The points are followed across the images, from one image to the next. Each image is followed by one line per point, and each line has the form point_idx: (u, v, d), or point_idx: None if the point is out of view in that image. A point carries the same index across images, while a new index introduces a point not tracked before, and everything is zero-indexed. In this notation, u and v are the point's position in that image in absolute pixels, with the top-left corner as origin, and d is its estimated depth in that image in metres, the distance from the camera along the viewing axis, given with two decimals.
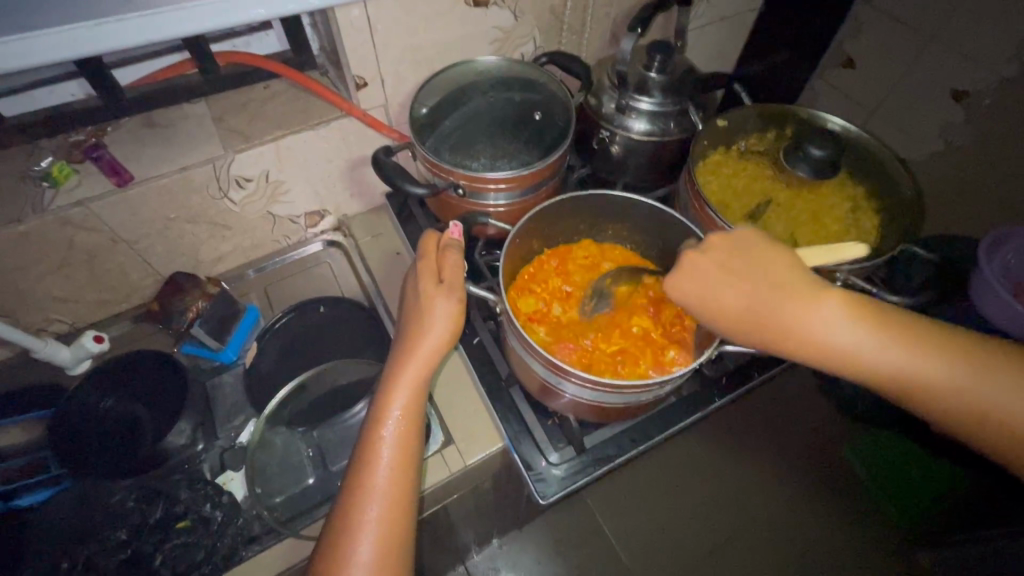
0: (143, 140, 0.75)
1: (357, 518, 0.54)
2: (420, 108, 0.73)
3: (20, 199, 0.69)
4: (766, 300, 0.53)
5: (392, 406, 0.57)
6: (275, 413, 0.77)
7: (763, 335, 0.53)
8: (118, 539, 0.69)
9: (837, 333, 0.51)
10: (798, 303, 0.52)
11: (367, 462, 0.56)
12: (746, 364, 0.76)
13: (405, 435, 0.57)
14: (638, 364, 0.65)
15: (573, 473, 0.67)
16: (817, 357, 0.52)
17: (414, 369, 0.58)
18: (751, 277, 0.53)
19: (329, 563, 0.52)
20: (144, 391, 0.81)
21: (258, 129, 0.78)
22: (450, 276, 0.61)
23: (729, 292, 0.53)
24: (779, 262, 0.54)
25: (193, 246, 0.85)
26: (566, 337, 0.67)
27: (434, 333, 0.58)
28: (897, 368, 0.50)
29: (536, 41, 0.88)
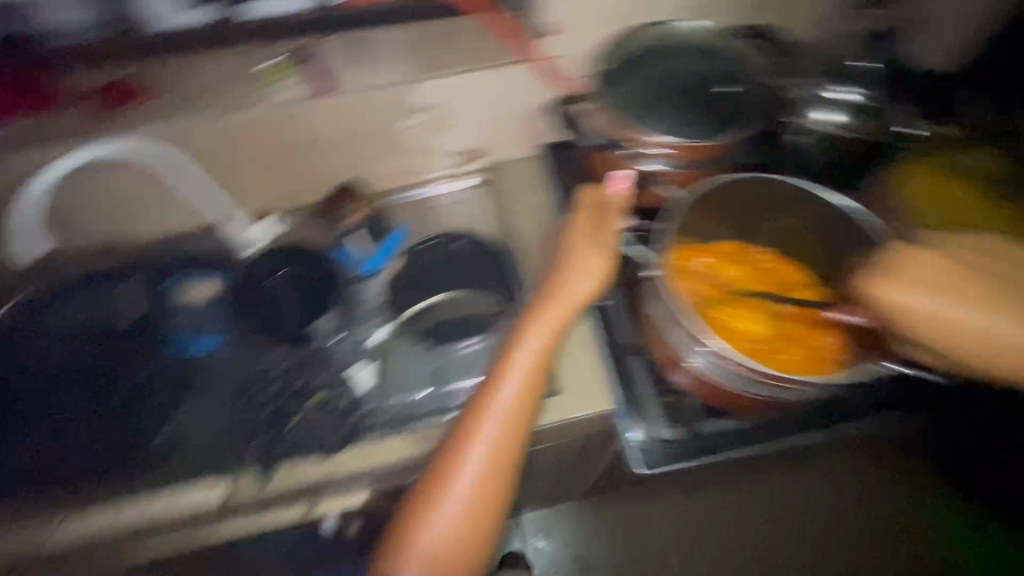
0: (351, 55, 0.84)
1: (480, 426, 0.59)
2: (604, 64, 0.74)
3: (248, 89, 0.80)
4: (959, 304, 0.58)
5: (530, 338, 0.62)
6: (407, 322, 0.88)
7: (946, 338, 0.58)
8: (270, 392, 0.81)
9: (1001, 329, 0.57)
10: (982, 309, 0.58)
11: (497, 380, 0.61)
12: (882, 397, 0.71)
13: (536, 368, 0.61)
14: (781, 352, 0.68)
15: (677, 455, 0.67)
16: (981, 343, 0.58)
17: (555, 311, 0.63)
18: (942, 284, 0.59)
19: (449, 456, 0.59)
20: (303, 280, 0.88)
21: (447, 60, 0.83)
22: (608, 229, 0.68)
23: (919, 291, 0.59)
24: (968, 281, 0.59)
25: (365, 159, 0.93)
26: (702, 285, 0.73)
27: (581, 278, 0.64)
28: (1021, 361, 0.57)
29: (729, 15, 0.84)
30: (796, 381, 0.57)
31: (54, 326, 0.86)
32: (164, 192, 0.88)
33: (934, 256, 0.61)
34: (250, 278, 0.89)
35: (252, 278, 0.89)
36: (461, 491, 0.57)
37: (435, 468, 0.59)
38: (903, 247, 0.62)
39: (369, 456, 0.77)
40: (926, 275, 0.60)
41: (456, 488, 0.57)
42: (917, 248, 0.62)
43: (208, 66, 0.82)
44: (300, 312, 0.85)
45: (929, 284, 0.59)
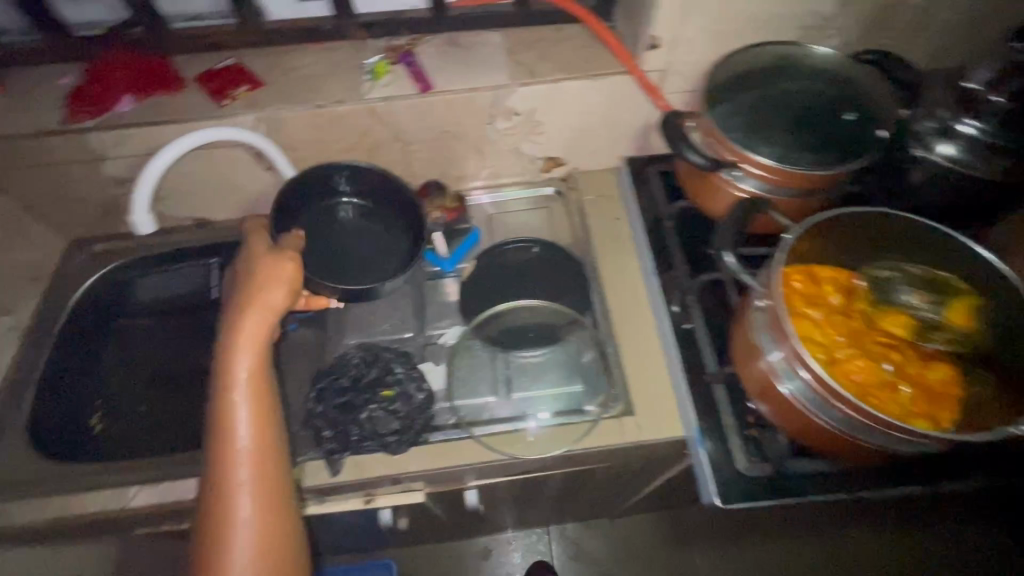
0: (448, 57, 0.84)
1: (242, 510, 0.59)
2: (718, 79, 0.70)
3: (346, 84, 0.81)
4: None
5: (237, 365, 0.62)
6: (479, 326, 0.86)
7: None
8: (337, 384, 0.79)
9: None
10: None
11: (223, 499, 0.59)
12: (994, 454, 0.66)
13: (246, 466, 0.60)
14: (907, 413, 0.56)
15: (765, 493, 0.63)
16: None
17: (251, 342, 0.63)
18: None
19: (216, 550, 0.58)
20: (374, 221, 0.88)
21: (544, 67, 0.82)
22: (274, 284, 0.65)
23: None
24: None
25: (447, 161, 0.93)
26: (826, 307, 0.63)
27: (251, 325, 0.63)
28: None
29: (851, 35, 0.79)
30: (896, 428, 0.52)
31: (144, 294, 0.96)
32: (259, 174, 0.90)
33: None
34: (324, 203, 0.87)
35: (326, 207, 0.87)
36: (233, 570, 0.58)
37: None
38: None
39: (433, 460, 0.74)
40: None
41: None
42: None
43: (311, 59, 0.83)
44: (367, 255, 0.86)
45: None
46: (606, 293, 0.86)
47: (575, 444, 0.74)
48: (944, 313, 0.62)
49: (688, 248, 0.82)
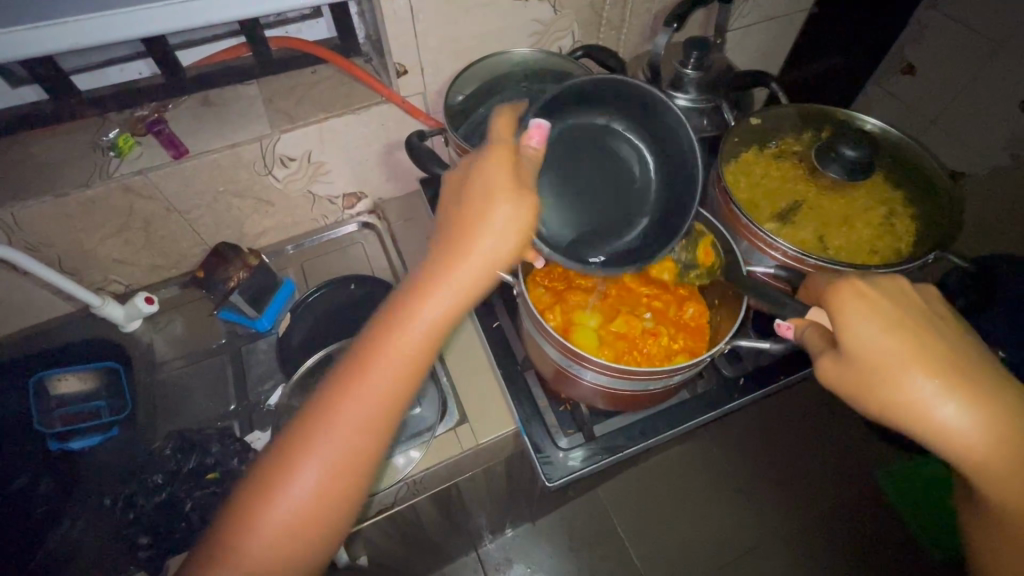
0: (200, 117, 0.80)
1: (317, 445, 0.49)
2: (455, 95, 0.77)
3: (89, 166, 0.75)
4: (897, 362, 0.47)
5: (442, 285, 0.51)
6: (302, 381, 0.80)
7: (871, 383, 0.48)
8: (155, 482, 0.73)
9: (933, 399, 0.46)
10: (913, 377, 0.47)
11: (304, 447, 0.48)
12: (765, 367, 0.75)
13: (347, 428, 0.49)
14: (670, 354, 0.66)
15: (585, 460, 0.69)
16: (888, 401, 0.48)
17: (453, 280, 0.51)
18: (900, 329, 0.48)
19: (272, 478, 0.48)
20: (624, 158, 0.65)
21: (305, 111, 0.82)
22: (495, 228, 0.50)
23: (870, 330, 0.48)
24: (894, 341, 0.47)
25: (239, 219, 0.90)
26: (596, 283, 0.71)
27: (464, 280, 0.51)
28: (946, 419, 0.46)
29: (575, 33, 0.88)
30: (664, 372, 0.58)
31: None
32: (17, 283, 0.81)
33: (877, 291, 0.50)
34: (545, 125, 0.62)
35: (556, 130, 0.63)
36: (294, 506, 0.48)
37: (248, 507, 0.48)
38: (846, 283, 0.51)
39: None
40: (896, 313, 0.49)
41: (267, 530, 0.47)
42: (962, 381, 0.47)
43: (45, 146, 0.76)
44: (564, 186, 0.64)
45: (881, 326, 0.48)
46: None
47: (412, 470, 0.74)
48: (692, 250, 0.71)
49: None
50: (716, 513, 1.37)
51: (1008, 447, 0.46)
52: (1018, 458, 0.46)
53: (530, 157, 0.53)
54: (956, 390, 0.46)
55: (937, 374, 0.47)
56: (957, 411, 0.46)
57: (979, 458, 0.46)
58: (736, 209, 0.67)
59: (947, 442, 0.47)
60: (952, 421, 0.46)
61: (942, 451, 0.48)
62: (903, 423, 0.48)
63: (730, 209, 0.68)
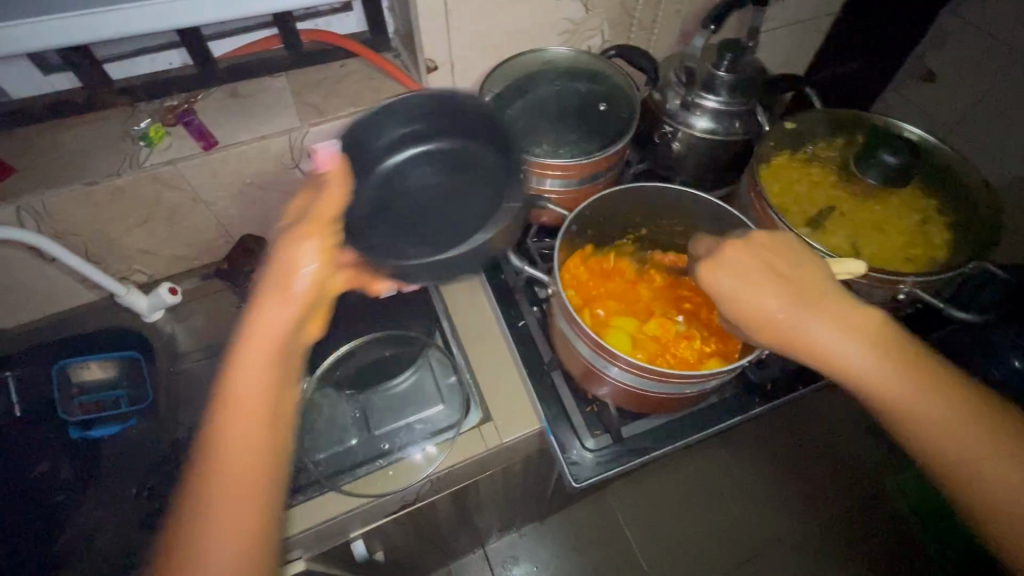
0: (229, 109, 0.80)
1: (191, 557, 0.42)
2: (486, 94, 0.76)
3: (119, 155, 0.75)
4: (786, 304, 0.51)
5: (255, 337, 0.48)
6: (327, 372, 0.83)
7: (770, 327, 0.52)
8: None
9: (818, 327, 0.50)
10: (797, 309, 0.51)
11: (186, 572, 0.42)
12: (793, 372, 0.75)
13: (216, 523, 0.43)
14: (703, 357, 0.66)
15: (611, 461, 0.69)
16: (783, 340, 0.51)
17: (268, 332, 0.49)
18: (782, 278, 0.51)
19: None
20: (488, 173, 0.72)
21: (334, 104, 0.81)
22: (296, 267, 0.50)
23: (760, 286, 0.51)
24: (769, 287, 0.51)
25: (263, 212, 0.90)
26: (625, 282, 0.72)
27: (283, 329, 0.49)
28: (827, 340, 0.50)
29: (605, 33, 0.88)
30: (699, 377, 0.58)
31: None
32: (41, 271, 0.81)
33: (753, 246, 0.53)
34: (359, 158, 0.73)
35: (383, 170, 0.75)
36: None
37: None
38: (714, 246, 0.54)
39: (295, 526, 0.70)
40: (771, 260, 0.52)
41: None
42: (830, 305, 0.51)
43: (74, 134, 0.76)
44: (443, 216, 0.70)
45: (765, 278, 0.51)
46: (449, 307, 0.87)
47: (436, 467, 0.74)
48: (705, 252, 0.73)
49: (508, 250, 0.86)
50: (728, 508, 1.37)
51: (883, 353, 0.50)
52: (897, 365, 0.50)
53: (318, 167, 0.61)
54: (823, 314, 0.50)
55: (819, 304, 0.51)
56: (830, 332, 0.50)
57: (863, 371, 0.50)
58: (772, 212, 0.67)
59: (835, 363, 0.51)
60: (832, 341, 0.50)
61: (834, 375, 0.52)
62: (787, 352, 0.52)
63: (765, 213, 0.68)
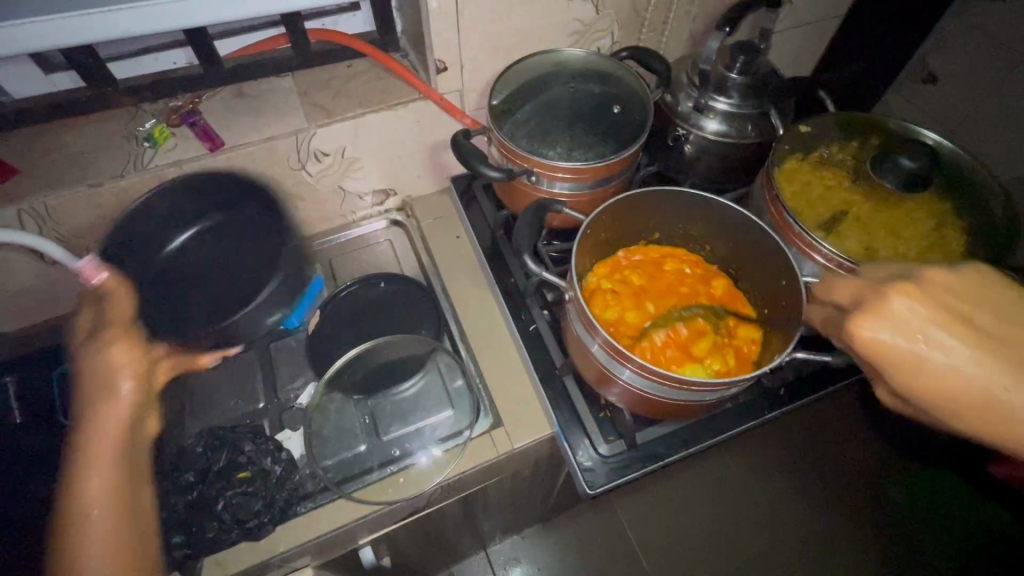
0: (235, 109, 0.79)
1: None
2: (495, 97, 0.75)
3: (123, 156, 0.74)
4: (976, 373, 0.44)
5: (93, 428, 0.58)
6: (335, 376, 0.81)
7: (946, 394, 0.46)
8: (185, 480, 0.72)
9: (1015, 403, 0.43)
10: (996, 383, 0.44)
11: None
12: (804, 377, 0.75)
13: None
14: (725, 359, 0.66)
15: (625, 468, 0.68)
16: (964, 408, 0.45)
17: (104, 423, 0.59)
18: (977, 341, 0.45)
19: None
20: (268, 230, 0.82)
21: (342, 105, 0.80)
22: (111, 375, 0.59)
23: (943, 351, 0.45)
24: (957, 351, 0.45)
25: None
26: (656, 284, 0.72)
27: (108, 418, 0.59)
28: (1020, 420, 0.43)
29: (615, 34, 0.87)
30: (721, 385, 0.57)
31: None
32: (43, 274, 0.79)
33: (926, 294, 0.47)
34: (143, 243, 0.79)
35: (162, 258, 0.83)
36: None
37: None
38: (891, 287, 0.47)
39: (305, 534, 0.69)
40: (962, 319, 0.46)
41: None
42: None
43: (77, 135, 0.74)
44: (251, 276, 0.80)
45: (955, 340, 0.45)
46: (457, 310, 0.87)
47: (448, 473, 0.73)
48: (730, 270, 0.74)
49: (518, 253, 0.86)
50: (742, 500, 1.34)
51: None
52: None
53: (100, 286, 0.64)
54: None
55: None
56: None
57: None
58: (790, 215, 0.66)
59: (1019, 441, 0.45)
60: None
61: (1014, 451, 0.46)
62: (967, 423, 0.46)
63: (781, 216, 0.67)
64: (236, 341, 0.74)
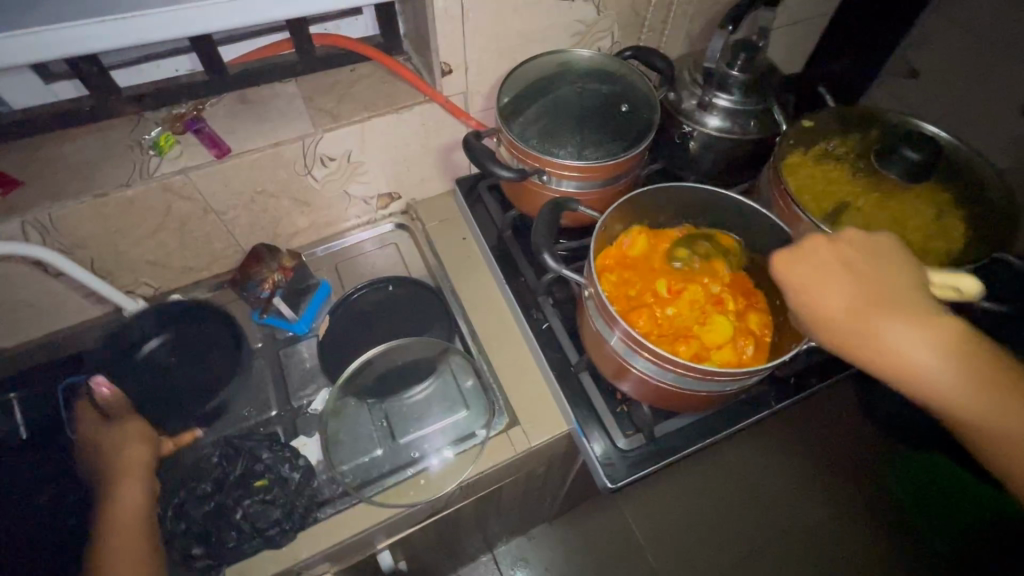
0: (240, 115, 0.78)
1: None
2: (503, 98, 0.76)
3: (129, 165, 0.73)
4: (859, 307, 0.51)
5: (127, 474, 0.73)
6: (347, 382, 0.81)
7: (842, 329, 0.52)
8: (203, 490, 0.71)
9: (897, 337, 0.49)
10: (878, 318, 0.50)
11: None
12: (814, 366, 0.76)
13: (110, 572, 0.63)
14: (739, 350, 0.66)
15: (644, 461, 0.69)
16: (856, 344, 0.51)
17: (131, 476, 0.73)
18: (863, 279, 0.52)
19: None
20: (218, 302, 0.87)
21: (347, 110, 0.80)
22: (134, 436, 0.76)
23: (834, 289, 0.52)
24: (840, 286, 0.52)
25: (274, 220, 0.88)
26: (672, 272, 0.71)
27: (118, 468, 0.73)
28: (905, 352, 0.49)
29: (616, 35, 0.89)
30: (741, 375, 0.58)
31: None
32: (48, 287, 0.78)
33: (838, 245, 0.55)
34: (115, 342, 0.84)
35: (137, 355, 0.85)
36: None
37: None
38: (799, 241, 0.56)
39: (327, 539, 0.68)
40: (850, 261, 0.53)
41: None
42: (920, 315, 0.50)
43: (80, 145, 0.73)
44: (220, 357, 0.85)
45: (843, 280, 0.52)
46: (469, 311, 0.87)
47: (469, 473, 0.73)
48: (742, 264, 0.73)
49: (527, 253, 0.86)
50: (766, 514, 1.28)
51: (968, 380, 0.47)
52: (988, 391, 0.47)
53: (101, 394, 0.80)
54: (904, 324, 0.50)
55: (906, 316, 0.50)
56: (915, 350, 0.49)
57: (947, 390, 0.48)
58: (797, 207, 0.68)
59: (909, 377, 0.50)
60: (911, 354, 0.49)
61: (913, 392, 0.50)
62: (865, 362, 0.51)
63: (790, 208, 0.69)
64: (211, 421, 0.81)
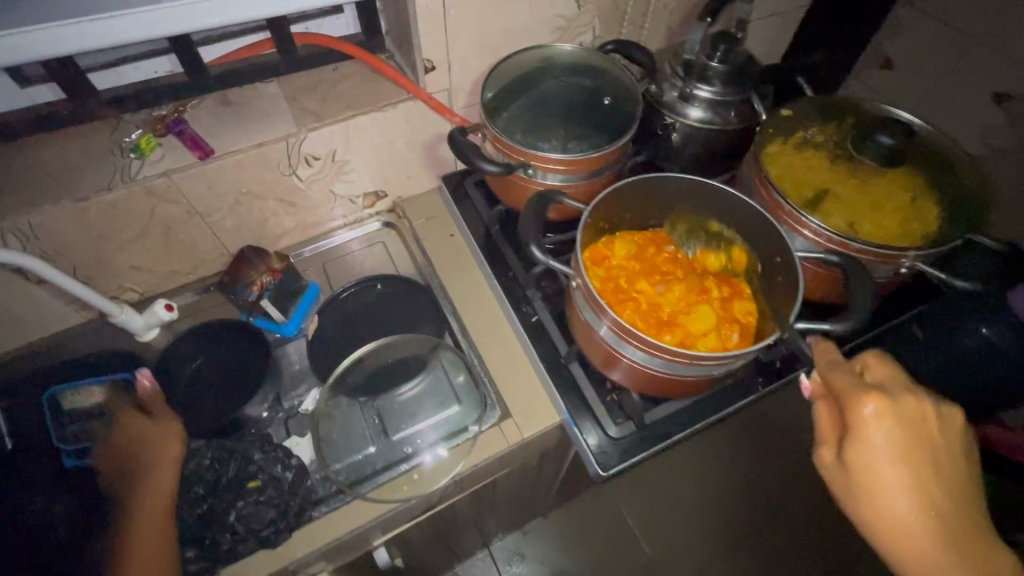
0: (222, 116, 0.78)
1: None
2: (487, 92, 0.76)
3: (110, 168, 0.72)
4: (887, 458, 0.48)
5: (157, 466, 0.72)
6: (338, 381, 0.81)
7: (852, 466, 0.50)
8: (196, 494, 0.71)
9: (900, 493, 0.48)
10: (899, 472, 0.48)
11: None
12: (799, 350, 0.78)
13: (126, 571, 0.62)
14: (726, 334, 0.68)
15: (636, 448, 0.70)
16: (862, 483, 0.49)
17: (163, 467, 0.72)
18: (908, 430, 0.49)
19: None
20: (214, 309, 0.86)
21: (331, 109, 0.80)
22: (168, 434, 0.75)
23: (881, 436, 0.48)
24: (889, 434, 0.48)
25: (261, 221, 0.88)
26: (657, 264, 0.74)
27: (151, 465, 0.72)
28: (897, 507, 0.48)
29: (597, 29, 0.90)
30: (728, 358, 0.59)
31: None
32: (31, 294, 0.77)
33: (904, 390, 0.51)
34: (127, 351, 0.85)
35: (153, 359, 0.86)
36: None
37: None
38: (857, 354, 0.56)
39: (323, 537, 0.68)
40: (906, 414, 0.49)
41: None
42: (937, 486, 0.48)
43: (60, 149, 0.73)
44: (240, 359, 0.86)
45: (896, 434, 0.48)
46: (458, 307, 0.87)
47: (462, 466, 0.73)
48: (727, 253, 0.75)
49: (515, 247, 0.87)
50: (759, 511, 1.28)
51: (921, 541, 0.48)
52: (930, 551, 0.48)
53: (146, 390, 0.79)
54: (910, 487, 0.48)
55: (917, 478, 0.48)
56: (898, 505, 0.49)
57: (902, 538, 0.49)
58: (778, 193, 0.69)
59: (885, 524, 0.49)
60: (894, 507, 0.48)
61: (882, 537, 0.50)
62: (860, 502, 0.50)
63: (771, 194, 0.70)
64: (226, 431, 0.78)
